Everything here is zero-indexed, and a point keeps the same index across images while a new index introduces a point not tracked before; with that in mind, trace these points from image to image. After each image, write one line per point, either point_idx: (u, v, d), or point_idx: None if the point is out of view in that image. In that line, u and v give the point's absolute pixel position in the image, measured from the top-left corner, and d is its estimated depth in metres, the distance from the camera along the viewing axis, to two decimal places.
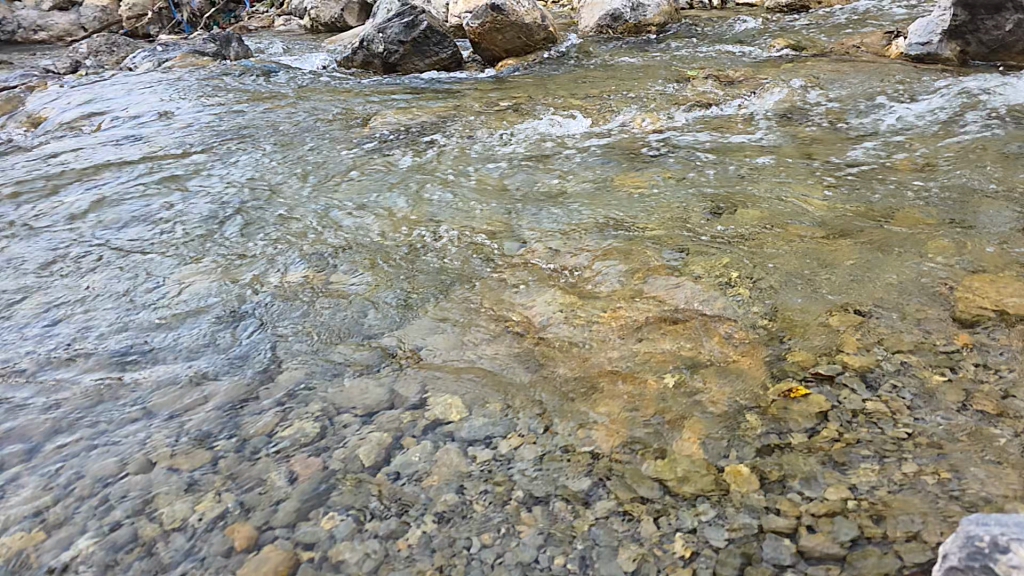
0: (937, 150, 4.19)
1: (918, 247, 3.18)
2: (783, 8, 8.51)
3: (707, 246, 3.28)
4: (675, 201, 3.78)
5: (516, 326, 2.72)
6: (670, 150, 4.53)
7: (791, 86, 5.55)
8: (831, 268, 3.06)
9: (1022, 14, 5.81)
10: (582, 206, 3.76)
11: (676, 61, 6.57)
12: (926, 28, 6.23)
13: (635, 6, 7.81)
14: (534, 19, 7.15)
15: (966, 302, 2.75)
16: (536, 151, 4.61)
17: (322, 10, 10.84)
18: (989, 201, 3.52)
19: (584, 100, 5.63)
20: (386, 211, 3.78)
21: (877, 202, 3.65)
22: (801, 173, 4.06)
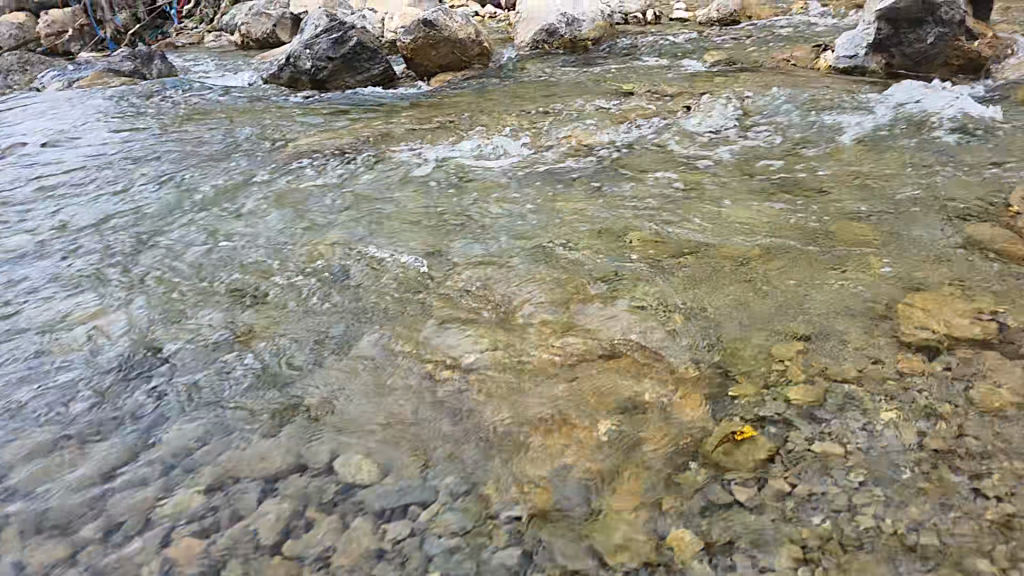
0: (872, 165, 4.20)
1: (857, 266, 3.11)
2: (714, 22, 8.61)
3: (645, 271, 3.14)
4: (610, 222, 3.65)
5: (443, 366, 2.51)
6: (607, 168, 4.42)
7: (726, 100, 5.53)
8: (772, 291, 2.96)
9: (942, 27, 5.90)
10: (514, 230, 3.59)
11: (613, 76, 6.50)
12: (852, 41, 6.33)
13: (569, 21, 7.74)
14: (468, 34, 6.98)
15: (908, 324, 2.67)
16: (470, 172, 4.43)
17: (253, 26, 10.45)
18: (924, 216, 3.51)
19: (519, 117, 5.49)
20: (306, 240, 3.54)
21: (815, 218, 3.59)
22: (738, 190, 3.99)
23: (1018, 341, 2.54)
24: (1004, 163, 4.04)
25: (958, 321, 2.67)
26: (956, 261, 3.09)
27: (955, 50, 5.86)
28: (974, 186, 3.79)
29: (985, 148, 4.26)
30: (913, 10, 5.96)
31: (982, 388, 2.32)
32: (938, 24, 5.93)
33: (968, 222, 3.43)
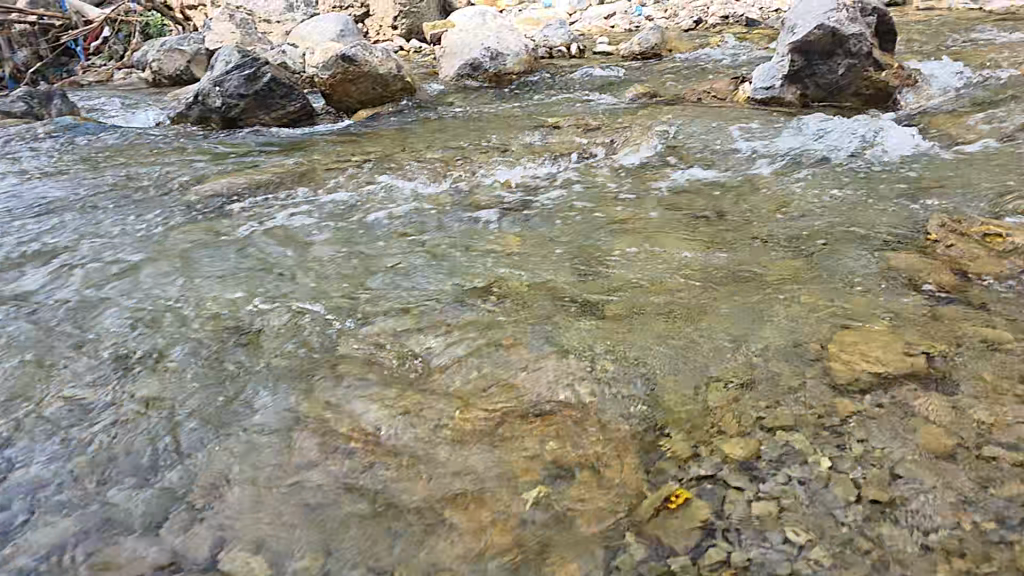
0: (794, 196, 4.20)
1: (786, 302, 3.04)
2: (636, 56, 8.72)
3: (574, 315, 2.99)
4: (536, 264, 3.49)
5: (352, 435, 2.27)
6: (532, 205, 4.30)
7: (650, 133, 5.53)
8: (704, 333, 2.84)
9: (852, 59, 6.07)
10: (435, 274, 3.39)
11: (538, 110, 6.44)
12: (768, 72, 6.40)
13: (493, 55, 7.67)
14: (389, 69, 6.74)
15: (840, 363, 2.59)
16: (390, 212, 4.22)
17: (165, 62, 9.91)
18: (849, 247, 3.51)
19: (442, 154, 5.33)
20: (207, 294, 3.23)
21: (742, 253, 3.54)
22: (665, 225, 3.91)
23: (948, 376, 2.49)
24: (918, 190, 4.11)
25: (889, 357, 2.60)
26: (880, 294, 3.07)
27: (865, 80, 6.05)
28: (891, 216, 3.83)
29: (900, 177, 4.34)
30: (824, 43, 6.13)
31: (919, 429, 2.23)
32: (847, 56, 6.10)
33: (891, 252, 3.44)
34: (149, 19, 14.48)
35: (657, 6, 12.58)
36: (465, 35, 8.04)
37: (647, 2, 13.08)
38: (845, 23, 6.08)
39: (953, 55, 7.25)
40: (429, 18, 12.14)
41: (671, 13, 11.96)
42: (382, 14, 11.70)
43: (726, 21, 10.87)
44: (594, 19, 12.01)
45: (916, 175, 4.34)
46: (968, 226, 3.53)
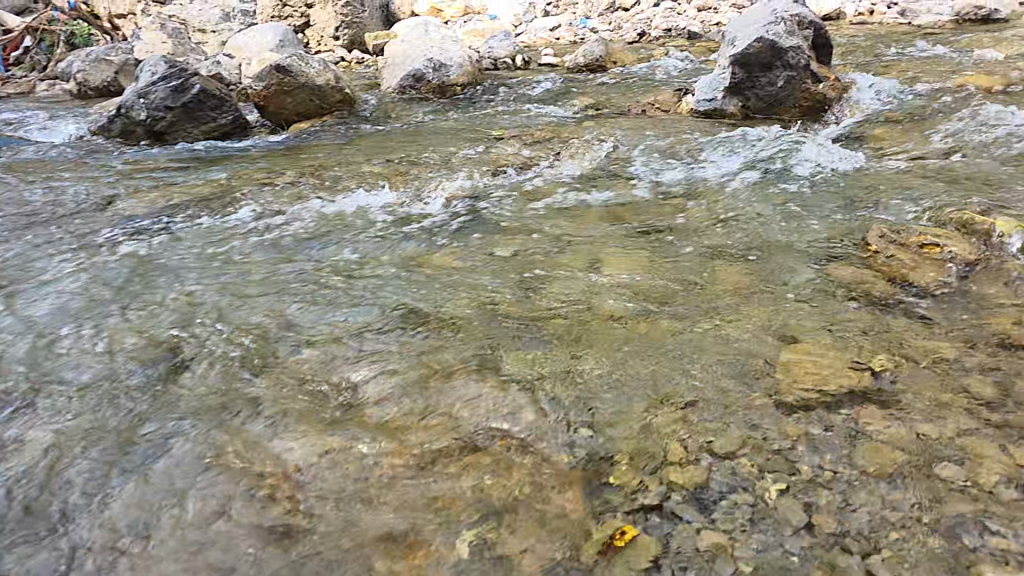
0: (738, 208, 4.18)
1: (733, 317, 2.98)
2: (581, 68, 8.72)
3: (516, 335, 2.85)
4: (478, 281, 3.35)
5: (272, 476, 2.07)
6: (474, 219, 4.16)
7: (595, 145, 5.46)
8: (649, 351, 2.74)
9: (790, 71, 6.14)
10: (370, 295, 3.20)
11: (482, 122, 6.31)
12: (710, 85, 6.40)
13: (437, 66, 7.48)
14: (326, 80, 6.55)
15: (788, 381, 2.51)
16: (325, 229, 4.01)
17: (91, 74, 9.39)
18: (793, 259, 3.48)
19: (382, 167, 5.14)
20: (119, 321, 2.97)
21: (688, 266, 3.47)
22: (610, 239, 3.82)
23: (895, 391, 2.44)
24: (857, 201, 4.14)
25: (836, 373, 2.54)
26: (825, 306, 3.03)
27: (803, 93, 6.14)
28: (833, 226, 3.83)
29: (840, 188, 4.37)
30: (762, 55, 6.18)
31: (869, 449, 2.15)
32: (786, 69, 6.16)
33: (834, 264, 3.42)
34: (76, 28, 13.83)
35: (601, 19, 12.66)
36: (407, 45, 7.85)
37: (592, 15, 13.16)
38: (783, 37, 6.17)
39: (885, 68, 7.45)
40: (371, 29, 11.92)
41: (615, 26, 12.03)
42: (323, 25, 11.42)
43: (669, 34, 10.99)
44: (540, 30, 11.99)
45: (855, 186, 4.37)
46: (906, 235, 3.55)
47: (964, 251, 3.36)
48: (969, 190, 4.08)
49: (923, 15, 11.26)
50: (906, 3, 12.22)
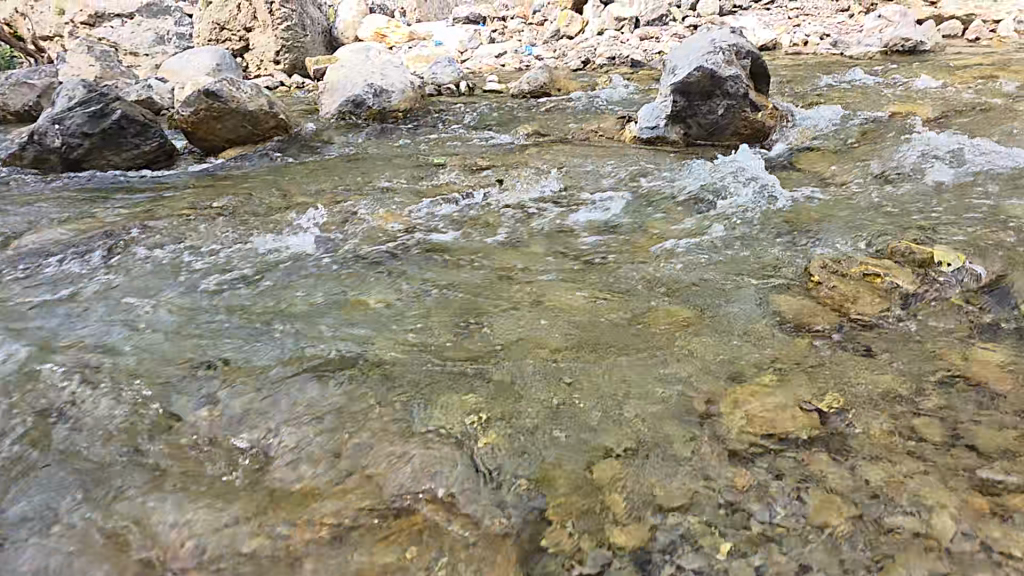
0: (680, 238, 4.12)
1: (677, 354, 2.86)
2: (526, 94, 8.67)
3: (450, 380, 2.67)
4: (412, 321, 3.17)
5: (168, 559, 1.83)
6: (411, 253, 3.97)
7: (538, 173, 5.36)
8: (591, 394, 2.60)
9: (729, 99, 6.18)
10: (294, 340, 2.98)
11: (424, 148, 6.16)
12: (652, 113, 6.50)
13: (377, 92, 7.28)
14: (259, 105, 6.27)
15: (734, 425, 2.39)
16: (251, 267, 3.77)
17: (10, 96, 8.86)
18: (737, 291, 3.41)
19: (317, 197, 4.92)
20: (9, 376, 2.68)
21: (630, 298, 3.37)
22: (553, 272, 3.69)
23: (842, 433, 2.34)
24: (799, 230, 4.13)
25: (783, 414, 2.44)
26: (771, 340, 2.95)
27: (742, 121, 6.19)
28: (774, 256, 3.79)
29: (781, 217, 4.35)
30: (703, 84, 6.19)
31: (819, 500, 2.04)
32: (726, 97, 6.19)
33: (778, 295, 3.35)
34: None
35: (547, 46, 12.72)
36: (345, 70, 7.63)
37: (537, 42, 13.23)
38: (722, 66, 6.14)
39: (820, 97, 7.63)
40: (313, 53, 11.68)
41: (560, 53, 12.10)
42: (263, 49, 11.09)
43: (612, 62, 11.10)
44: (486, 57, 11.95)
45: (796, 215, 4.37)
46: (847, 266, 3.52)
47: (904, 282, 3.35)
48: (906, 220, 4.12)
49: (854, 46, 11.68)
50: (836, 36, 12.70)
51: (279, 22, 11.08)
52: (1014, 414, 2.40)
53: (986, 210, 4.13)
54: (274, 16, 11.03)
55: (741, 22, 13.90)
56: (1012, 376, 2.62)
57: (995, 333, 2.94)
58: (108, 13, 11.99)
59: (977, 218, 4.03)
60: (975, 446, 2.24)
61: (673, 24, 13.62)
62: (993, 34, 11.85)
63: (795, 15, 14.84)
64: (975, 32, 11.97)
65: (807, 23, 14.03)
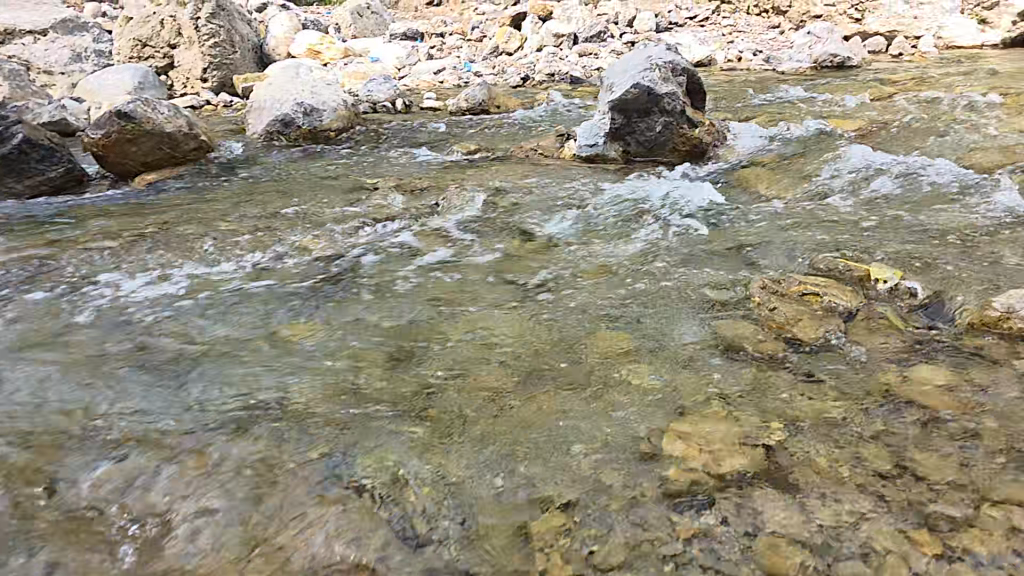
0: (620, 259, 4.01)
1: (621, 387, 2.72)
2: (464, 111, 8.51)
3: (375, 426, 2.46)
4: (335, 361, 2.94)
5: None
6: (339, 285, 3.74)
7: (475, 192, 5.18)
8: (529, 435, 2.43)
9: (667, 116, 6.14)
10: (206, 387, 2.72)
11: (357, 169, 5.91)
12: (591, 130, 6.43)
13: (307, 110, 6.99)
14: (178, 127, 5.95)
15: (679, 462, 2.26)
16: (162, 305, 3.48)
17: None
18: (677, 315, 3.31)
19: (239, 224, 4.63)
20: None
21: (571, 327, 3.23)
22: (490, 301, 3.52)
23: (791, 467, 2.22)
24: (738, 249, 4.07)
25: (728, 448, 2.31)
26: (714, 368, 2.84)
27: (680, 137, 6.14)
28: (716, 277, 3.71)
29: (721, 236, 4.31)
30: (640, 101, 6.12)
31: (768, 546, 1.91)
32: (664, 114, 6.14)
33: (719, 317, 3.27)
34: None
35: (486, 63, 12.62)
36: (274, 88, 7.30)
37: (476, 59, 13.10)
38: (658, 82, 6.11)
39: (755, 113, 7.71)
40: (243, 70, 11.27)
41: (499, 70, 12.00)
42: (189, 66, 10.60)
43: (551, 78, 11.05)
44: (424, 73, 11.75)
45: (735, 233, 4.34)
46: (788, 286, 3.44)
47: (845, 301, 3.29)
48: (842, 237, 4.11)
49: (785, 62, 11.96)
50: (768, 52, 12.99)
51: (206, 38, 10.66)
52: (959, 436, 2.32)
53: (919, 225, 4.16)
54: (201, 32, 10.62)
55: (677, 39, 14.12)
56: (955, 396, 2.56)
57: (934, 352, 2.89)
58: (19, 29, 11.26)
59: (911, 234, 4.04)
60: (924, 475, 2.15)
61: (611, 40, 13.72)
62: (914, 50, 12.33)
63: (728, 32, 15.15)
64: (898, 47, 12.41)
65: (739, 40, 14.33)
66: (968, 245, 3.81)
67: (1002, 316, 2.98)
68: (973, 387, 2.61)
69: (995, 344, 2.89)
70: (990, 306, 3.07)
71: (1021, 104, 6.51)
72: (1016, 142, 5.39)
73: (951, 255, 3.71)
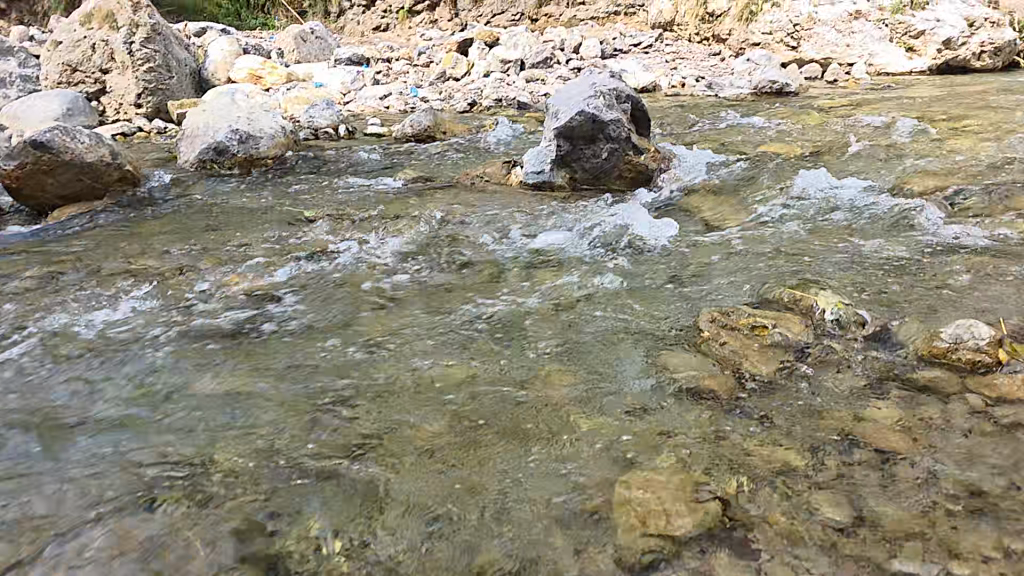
0: (565, 292, 3.90)
1: (571, 435, 2.59)
2: (409, 137, 8.36)
3: (308, 496, 2.28)
4: (264, 417, 2.73)
5: None
6: (272, 329, 3.52)
7: (418, 223, 5.03)
8: (471, 497, 2.27)
9: (612, 143, 6.12)
10: (121, 457, 2.49)
11: (296, 200, 5.69)
12: (536, 159, 6.27)
13: (243, 137, 6.73)
14: (100, 156, 5.63)
15: (630, 520, 2.13)
16: (79, 360, 3.23)
17: None
18: (623, 350, 3.22)
19: (167, 263, 4.37)
20: None
21: (517, 367, 3.09)
22: (432, 340, 3.35)
23: (746, 521, 2.13)
24: (683, 279, 4.02)
25: (681, 501, 2.20)
26: (667, 410, 2.73)
27: (626, 164, 6.13)
28: (663, 309, 3.63)
29: (667, 264, 4.25)
30: (585, 128, 6.08)
31: None
32: (609, 141, 6.12)
33: (666, 352, 3.18)
34: None
35: (432, 88, 12.55)
36: (208, 114, 7.02)
37: (422, 84, 13.02)
38: (603, 109, 6.08)
39: (699, 139, 7.78)
40: (180, 95, 10.86)
41: (445, 95, 11.92)
42: (122, 91, 10.19)
43: (498, 104, 11.03)
44: (369, 98, 11.58)
45: (682, 262, 4.28)
46: (736, 318, 3.37)
47: (793, 333, 3.23)
48: (787, 266, 4.09)
49: (727, 88, 12.24)
50: (710, 78, 13.29)
51: (140, 63, 10.26)
52: (917, 481, 2.26)
53: (861, 255, 4.18)
54: (135, 56, 10.22)
55: (623, 65, 14.36)
56: (908, 436, 2.50)
57: (884, 387, 2.84)
58: None
59: (854, 263, 4.06)
60: (881, 524, 2.07)
61: (557, 67, 13.85)
62: (848, 77, 12.80)
63: (671, 58, 15.49)
64: (832, 74, 12.87)
65: (682, 66, 14.66)
66: (910, 274, 3.84)
67: (948, 347, 2.97)
68: (926, 425, 2.56)
69: (944, 377, 2.87)
70: (937, 337, 3.05)
71: (950, 132, 6.75)
72: (949, 170, 5.54)
73: (894, 284, 3.73)
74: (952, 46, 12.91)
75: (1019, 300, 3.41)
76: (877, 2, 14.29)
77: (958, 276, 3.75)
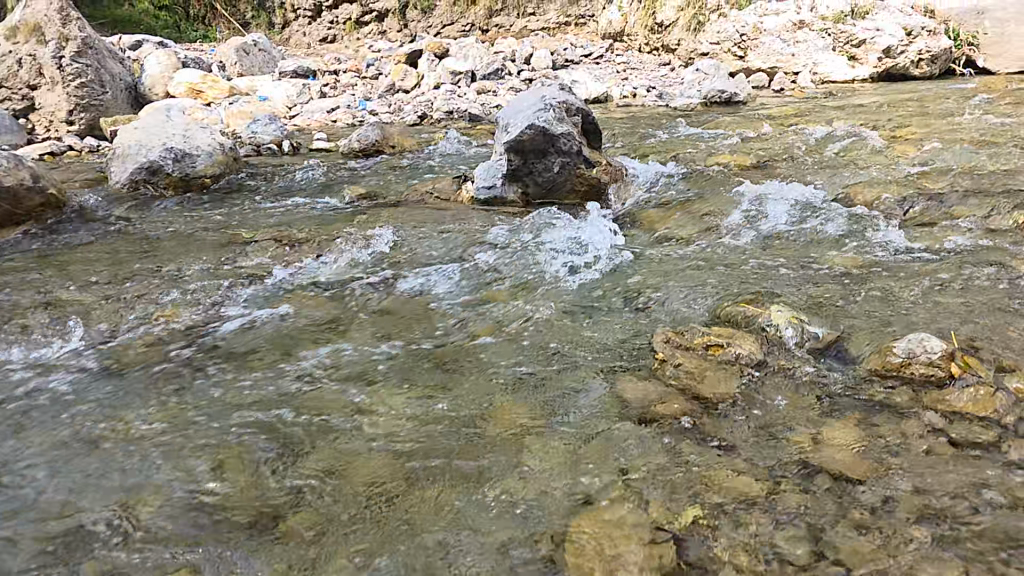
0: (516, 314, 3.76)
1: (519, 472, 2.43)
2: (356, 153, 8.12)
3: (233, 555, 2.08)
4: (186, 464, 2.52)
5: None
6: (201, 364, 3.29)
7: (363, 244, 4.83)
8: (411, 546, 2.10)
9: (564, 156, 6.00)
10: (23, 520, 2.25)
11: (233, 222, 5.42)
12: (488, 173, 6.16)
13: (179, 156, 6.42)
14: (19, 180, 5.28)
15: (581, 565, 1.99)
16: None
17: None
18: (575, 376, 3.08)
19: (91, 294, 4.09)
20: None
21: (464, 399, 2.92)
22: (374, 373, 3.16)
23: (704, 559, 2.01)
24: (637, 297, 3.91)
25: (635, 540, 2.07)
26: (621, 440, 2.60)
27: (579, 178, 6.03)
28: (616, 330, 3.51)
29: (619, 282, 4.15)
30: (536, 142, 5.94)
31: None
32: (560, 154, 6.00)
33: (620, 377, 3.05)
34: None
35: (382, 101, 12.33)
36: (140, 132, 6.68)
37: (372, 97, 12.78)
38: (553, 123, 5.97)
39: (650, 150, 7.75)
40: (115, 111, 10.41)
41: (395, 108, 11.69)
42: (53, 107, 9.75)
43: (450, 116, 10.88)
44: (315, 113, 11.27)
45: (635, 279, 4.18)
46: (691, 338, 3.26)
47: (748, 351, 3.14)
48: (740, 280, 4.01)
49: (678, 97, 12.35)
50: (661, 88, 13.40)
51: (71, 78, 9.79)
52: (877, 505, 2.17)
53: (814, 267, 4.14)
54: (65, 71, 9.70)
55: (574, 75, 14.38)
56: (866, 457, 2.40)
57: (840, 405, 2.75)
58: None
59: (806, 276, 4.01)
60: (842, 557, 1.98)
61: (508, 79, 13.79)
62: (794, 85, 13.04)
63: (622, 69, 15.55)
64: (779, 83, 13.10)
65: (633, 76, 14.77)
66: (864, 286, 3.79)
67: (902, 362, 2.89)
68: (884, 444, 2.47)
69: (899, 392, 2.79)
70: (891, 351, 2.97)
71: (895, 140, 6.83)
72: (894, 178, 5.59)
73: (846, 297, 3.68)
74: (892, 54, 13.26)
75: (970, 309, 3.39)
76: (820, 13, 14.59)
77: (909, 286, 3.72)
